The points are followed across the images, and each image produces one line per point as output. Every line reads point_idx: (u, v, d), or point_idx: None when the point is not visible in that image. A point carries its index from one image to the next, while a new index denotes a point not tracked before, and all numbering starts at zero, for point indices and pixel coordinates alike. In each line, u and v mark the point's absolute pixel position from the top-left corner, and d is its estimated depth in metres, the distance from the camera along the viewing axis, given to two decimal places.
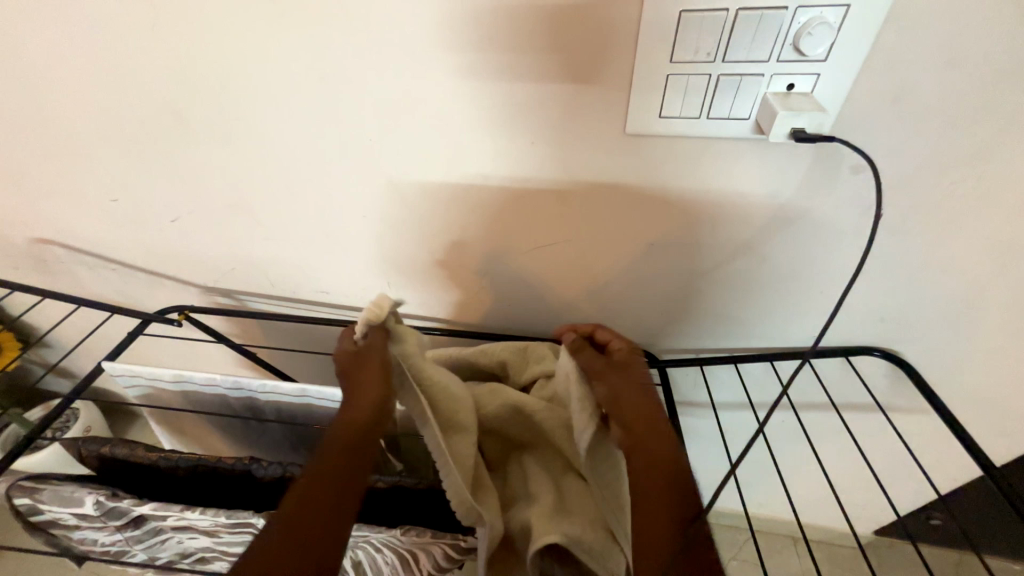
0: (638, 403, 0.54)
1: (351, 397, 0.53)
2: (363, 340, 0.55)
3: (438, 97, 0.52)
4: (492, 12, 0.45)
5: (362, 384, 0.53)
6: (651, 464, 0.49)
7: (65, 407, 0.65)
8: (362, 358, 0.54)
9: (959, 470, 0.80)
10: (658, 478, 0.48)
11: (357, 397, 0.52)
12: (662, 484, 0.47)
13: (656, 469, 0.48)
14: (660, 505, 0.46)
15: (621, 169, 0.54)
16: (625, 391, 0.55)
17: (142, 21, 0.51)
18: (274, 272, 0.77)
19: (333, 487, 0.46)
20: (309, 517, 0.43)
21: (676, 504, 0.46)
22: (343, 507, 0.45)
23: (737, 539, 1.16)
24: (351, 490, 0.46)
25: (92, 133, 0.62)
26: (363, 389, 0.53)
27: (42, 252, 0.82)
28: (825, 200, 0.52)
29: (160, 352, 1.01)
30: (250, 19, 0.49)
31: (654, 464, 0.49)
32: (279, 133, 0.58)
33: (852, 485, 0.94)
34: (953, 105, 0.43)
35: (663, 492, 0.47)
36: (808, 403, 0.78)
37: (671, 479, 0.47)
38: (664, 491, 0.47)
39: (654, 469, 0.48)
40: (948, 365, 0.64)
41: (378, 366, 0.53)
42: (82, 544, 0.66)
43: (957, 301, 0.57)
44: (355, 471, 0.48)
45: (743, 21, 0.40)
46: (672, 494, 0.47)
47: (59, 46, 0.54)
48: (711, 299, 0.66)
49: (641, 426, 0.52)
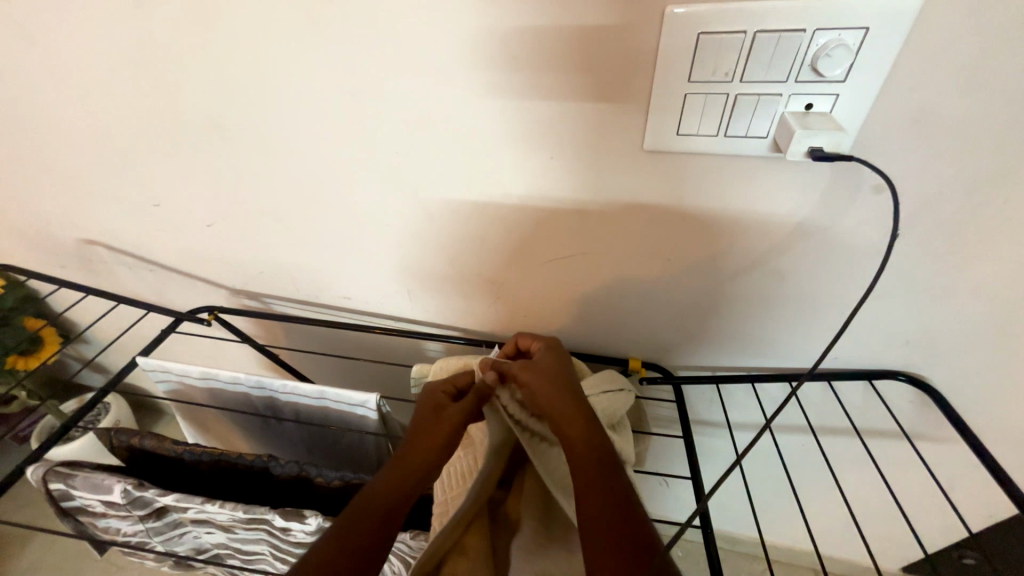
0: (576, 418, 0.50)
1: (416, 433, 0.54)
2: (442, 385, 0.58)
3: (461, 113, 0.54)
4: (516, 34, 0.47)
5: (432, 424, 0.54)
6: (589, 482, 0.45)
7: (100, 399, 0.69)
8: (441, 410, 0.55)
9: (989, 505, 0.76)
10: (594, 485, 0.45)
11: (419, 437, 0.53)
12: (599, 497, 0.44)
13: (588, 482, 0.45)
14: (597, 518, 0.42)
15: (639, 183, 0.54)
16: (571, 418, 0.50)
17: (193, 41, 0.55)
18: (299, 277, 0.80)
19: (383, 508, 0.47)
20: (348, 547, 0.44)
21: (613, 510, 0.43)
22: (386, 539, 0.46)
23: (753, 568, 1.12)
24: (392, 520, 0.47)
25: (141, 141, 0.67)
26: (425, 433, 0.53)
27: (88, 252, 0.88)
28: (845, 219, 0.52)
29: (189, 350, 1.05)
30: (291, 40, 0.52)
31: (585, 471, 0.46)
32: (310, 145, 0.61)
33: (876, 517, 0.90)
34: (977, 128, 0.43)
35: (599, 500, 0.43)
36: (828, 427, 0.76)
37: (603, 483, 0.45)
38: (601, 499, 0.44)
39: (588, 482, 0.45)
40: (977, 392, 0.62)
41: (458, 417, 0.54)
42: (106, 532, 0.69)
43: (986, 327, 0.56)
44: (403, 499, 0.49)
45: (761, 42, 0.41)
46: (607, 503, 0.43)
47: (116, 60, 0.59)
48: (728, 316, 0.65)
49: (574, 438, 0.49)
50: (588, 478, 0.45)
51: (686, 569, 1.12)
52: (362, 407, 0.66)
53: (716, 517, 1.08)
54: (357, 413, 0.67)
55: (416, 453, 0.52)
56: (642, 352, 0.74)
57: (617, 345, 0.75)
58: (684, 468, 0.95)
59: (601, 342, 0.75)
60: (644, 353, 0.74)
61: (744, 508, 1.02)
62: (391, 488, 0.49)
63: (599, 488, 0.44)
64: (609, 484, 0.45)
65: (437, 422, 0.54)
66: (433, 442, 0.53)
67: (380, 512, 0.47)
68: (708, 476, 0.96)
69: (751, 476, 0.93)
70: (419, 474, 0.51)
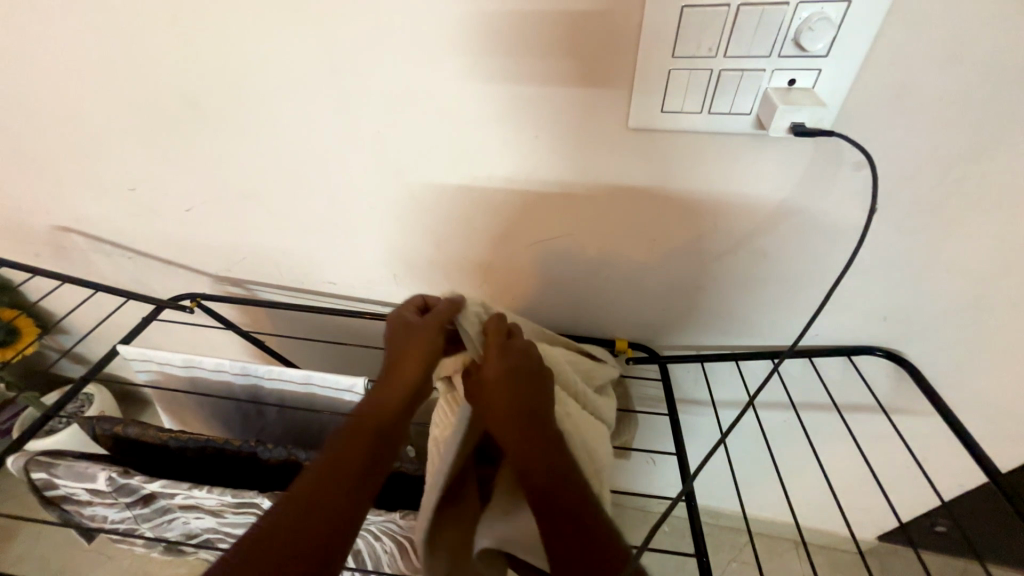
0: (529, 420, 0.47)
1: (385, 373, 0.53)
2: (408, 315, 0.56)
3: (442, 91, 0.52)
4: (496, 9, 0.46)
5: (404, 358, 0.53)
6: (544, 486, 0.45)
7: (81, 388, 0.68)
8: (412, 337, 0.54)
9: (960, 475, 0.80)
10: (545, 496, 0.44)
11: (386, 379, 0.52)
12: (554, 502, 0.44)
13: (543, 487, 0.45)
14: (554, 521, 0.43)
15: (623, 163, 0.54)
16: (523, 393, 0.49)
17: (160, 16, 0.52)
18: (283, 262, 0.79)
19: (364, 445, 0.48)
20: (304, 525, 0.41)
21: (566, 514, 0.43)
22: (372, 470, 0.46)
23: (737, 541, 1.15)
24: (360, 485, 0.45)
25: (111, 123, 0.64)
26: (393, 376, 0.53)
27: (63, 239, 0.85)
28: (826, 198, 0.52)
29: (172, 338, 1.04)
30: (265, 17, 0.50)
31: (542, 490, 0.45)
32: (288, 126, 0.59)
33: (853, 489, 0.93)
34: (954, 104, 0.43)
35: (554, 520, 0.43)
36: (809, 403, 0.78)
37: (558, 501, 0.44)
38: (558, 508, 0.44)
39: (541, 489, 0.45)
40: (950, 366, 0.64)
41: (433, 337, 0.54)
42: (94, 519, 0.68)
43: (960, 302, 0.57)
44: (362, 460, 0.47)
45: (744, 17, 0.41)
46: (562, 507, 0.44)
47: (80, 37, 0.56)
48: (712, 296, 0.66)
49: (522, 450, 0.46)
50: (541, 498, 0.44)
51: (672, 543, 1.16)
52: (349, 392, 0.66)
53: (701, 493, 1.11)
54: (344, 398, 0.67)
55: (381, 399, 0.51)
56: (628, 332, 0.75)
57: (604, 328, 0.75)
58: (670, 446, 0.97)
59: (588, 325, 0.75)
60: (631, 334, 0.75)
61: (728, 483, 1.05)
62: (367, 428, 0.49)
63: (551, 506, 0.44)
64: (566, 502, 0.44)
65: (405, 358, 0.53)
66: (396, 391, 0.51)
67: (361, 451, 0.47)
68: (692, 453, 0.98)
69: (734, 452, 0.95)
70: (381, 428, 0.49)
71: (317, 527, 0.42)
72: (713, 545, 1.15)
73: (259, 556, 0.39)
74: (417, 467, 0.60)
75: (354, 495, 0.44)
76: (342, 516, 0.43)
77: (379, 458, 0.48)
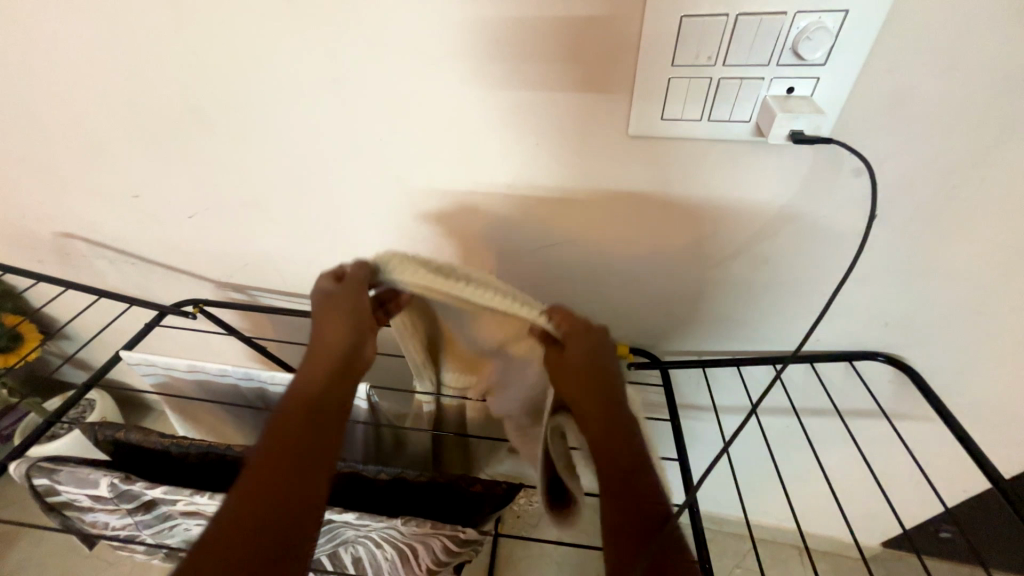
0: (596, 400, 0.48)
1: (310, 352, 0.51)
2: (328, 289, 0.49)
3: (446, 97, 0.53)
4: (498, 18, 0.46)
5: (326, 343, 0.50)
6: (611, 468, 0.46)
7: (83, 394, 0.68)
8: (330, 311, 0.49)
9: (964, 482, 0.79)
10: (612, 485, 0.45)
11: (312, 354, 0.50)
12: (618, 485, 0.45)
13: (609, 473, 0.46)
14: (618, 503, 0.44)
15: (624, 169, 0.54)
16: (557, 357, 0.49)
17: (167, 26, 0.53)
18: (285, 268, 0.79)
19: (305, 429, 0.47)
20: (243, 535, 0.40)
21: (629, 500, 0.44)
22: (320, 452, 0.46)
23: (740, 548, 1.15)
24: (291, 489, 0.43)
25: (116, 131, 0.65)
26: (316, 352, 0.50)
27: (67, 245, 0.85)
28: (826, 203, 0.53)
29: (175, 344, 1.04)
30: (270, 26, 0.51)
31: (610, 476, 0.46)
32: (291, 133, 0.60)
33: (857, 494, 0.93)
34: (952, 111, 0.44)
35: (617, 507, 0.44)
36: (811, 409, 0.78)
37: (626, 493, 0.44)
38: (621, 496, 0.44)
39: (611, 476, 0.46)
40: (952, 371, 0.64)
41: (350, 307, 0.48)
42: (95, 526, 0.68)
43: (961, 307, 0.57)
44: (294, 460, 0.45)
45: (743, 26, 0.41)
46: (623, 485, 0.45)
47: (88, 48, 0.57)
48: (713, 301, 0.66)
49: (597, 437, 0.47)
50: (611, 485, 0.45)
51: None
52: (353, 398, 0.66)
53: (703, 499, 1.11)
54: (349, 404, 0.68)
55: (312, 372, 0.49)
56: (629, 338, 0.75)
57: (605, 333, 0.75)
58: (672, 452, 0.97)
59: None
60: (633, 339, 0.75)
61: (730, 489, 1.05)
62: (302, 413, 0.48)
63: (617, 494, 0.45)
64: (634, 489, 0.45)
65: (331, 334, 0.49)
66: (323, 361, 0.50)
67: (304, 437, 0.46)
68: (694, 458, 0.98)
69: (737, 458, 0.95)
70: (314, 421, 0.48)
71: (262, 533, 0.40)
72: (716, 552, 1.14)
73: (231, 549, 0.39)
74: (419, 474, 0.58)
75: (317, 475, 0.45)
76: (282, 516, 0.42)
77: (330, 429, 0.48)
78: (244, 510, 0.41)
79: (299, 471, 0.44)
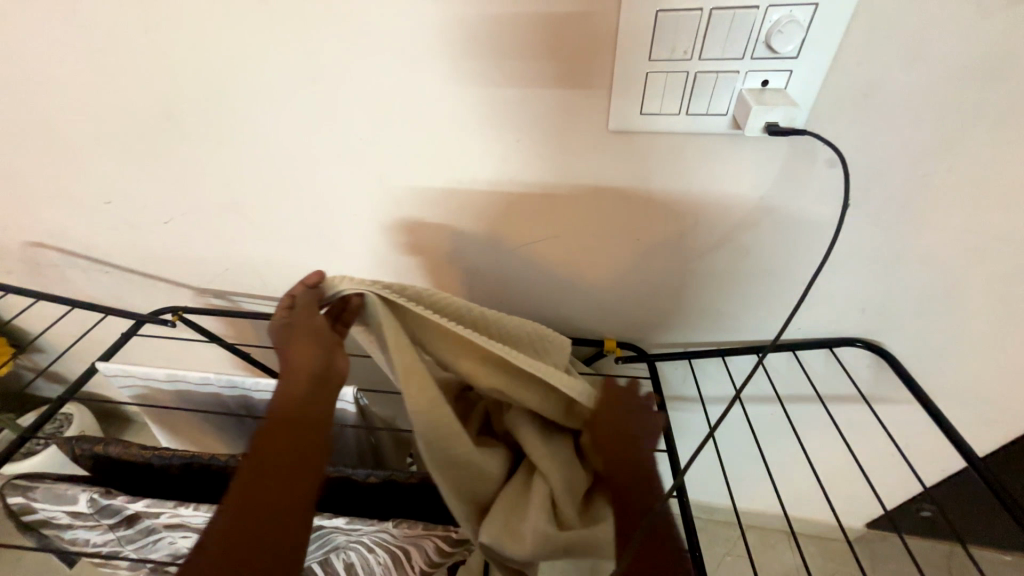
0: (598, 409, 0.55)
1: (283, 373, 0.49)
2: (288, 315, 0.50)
3: (425, 97, 0.52)
4: (476, 15, 0.46)
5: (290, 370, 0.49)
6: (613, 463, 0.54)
7: (58, 408, 0.65)
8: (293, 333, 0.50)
9: (942, 462, 0.82)
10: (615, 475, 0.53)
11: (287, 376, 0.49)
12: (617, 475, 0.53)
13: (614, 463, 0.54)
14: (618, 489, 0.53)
15: (605, 164, 0.54)
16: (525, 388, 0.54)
17: (134, 27, 0.52)
18: (267, 272, 0.78)
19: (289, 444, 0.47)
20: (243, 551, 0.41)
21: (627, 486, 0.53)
22: (305, 463, 0.47)
23: (730, 535, 1.17)
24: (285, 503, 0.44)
25: (84, 136, 0.63)
26: (290, 377, 0.49)
27: (36, 254, 0.82)
28: (801, 194, 0.54)
29: (154, 353, 1.01)
30: (243, 26, 0.50)
31: (615, 467, 0.54)
32: (268, 134, 0.59)
33: (841, 478, 0.95)
34: (920, 101, 0.45)
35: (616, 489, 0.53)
36: (795, 395, 0.80)
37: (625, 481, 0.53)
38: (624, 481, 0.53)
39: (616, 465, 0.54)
40: (927, 355, 0.66)
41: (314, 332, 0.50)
42: (75, 543, 0.66)
43: (934, 292, 0.59)
44: (284, 475, 0.45)
45: (717, 20, 0.42)
46: (623, 474, 0.53)
47: (52, 50, 0.55)
48: (696, 293, 0.67)
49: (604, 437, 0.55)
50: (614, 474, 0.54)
51: None
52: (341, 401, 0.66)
53: (693, 488, 1.12)
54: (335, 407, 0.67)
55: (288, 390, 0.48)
56: (616, 332, 0.75)
57: (591, 327, 0.76)
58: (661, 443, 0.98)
59: (576, 325, 0.76)
60: (619, 333, 0.76)
61: (719, 477, 1.06)
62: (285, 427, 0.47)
63: (615, 483, 0.53)
64: (627, 479, 0.53)
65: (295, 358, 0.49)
66: (299, 382, 0.49)
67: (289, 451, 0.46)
68: (683, 449, 0.99)
69: (724, 447, 0.96)
70: (297, 436, 0.47)
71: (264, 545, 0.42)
72: (706, 540, 1.16)
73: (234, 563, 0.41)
74: (408, 475, 0.58)
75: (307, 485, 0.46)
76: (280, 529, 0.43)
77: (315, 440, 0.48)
78: (237, 528, 0.42)
79: (288, 484, 0.45)
